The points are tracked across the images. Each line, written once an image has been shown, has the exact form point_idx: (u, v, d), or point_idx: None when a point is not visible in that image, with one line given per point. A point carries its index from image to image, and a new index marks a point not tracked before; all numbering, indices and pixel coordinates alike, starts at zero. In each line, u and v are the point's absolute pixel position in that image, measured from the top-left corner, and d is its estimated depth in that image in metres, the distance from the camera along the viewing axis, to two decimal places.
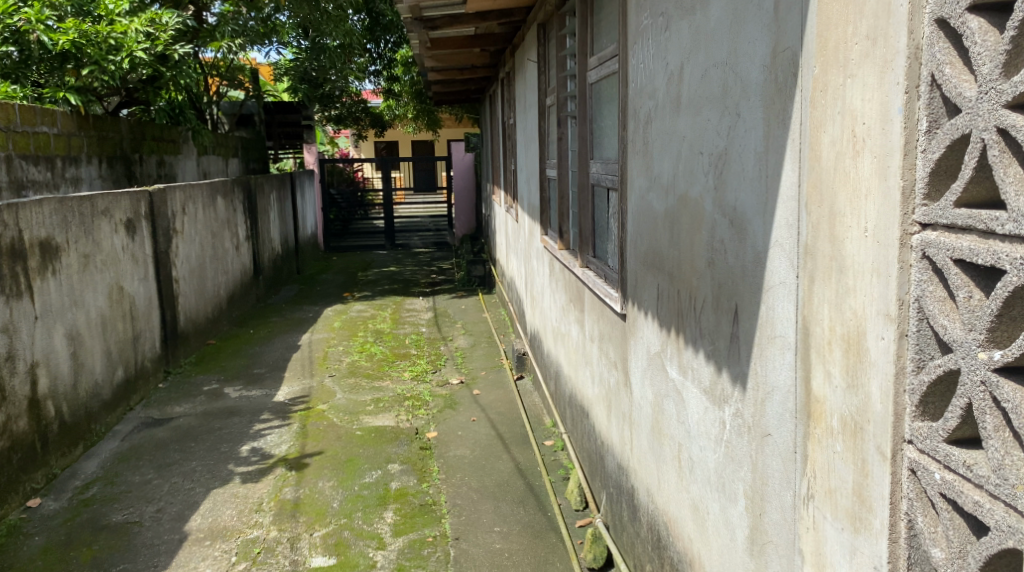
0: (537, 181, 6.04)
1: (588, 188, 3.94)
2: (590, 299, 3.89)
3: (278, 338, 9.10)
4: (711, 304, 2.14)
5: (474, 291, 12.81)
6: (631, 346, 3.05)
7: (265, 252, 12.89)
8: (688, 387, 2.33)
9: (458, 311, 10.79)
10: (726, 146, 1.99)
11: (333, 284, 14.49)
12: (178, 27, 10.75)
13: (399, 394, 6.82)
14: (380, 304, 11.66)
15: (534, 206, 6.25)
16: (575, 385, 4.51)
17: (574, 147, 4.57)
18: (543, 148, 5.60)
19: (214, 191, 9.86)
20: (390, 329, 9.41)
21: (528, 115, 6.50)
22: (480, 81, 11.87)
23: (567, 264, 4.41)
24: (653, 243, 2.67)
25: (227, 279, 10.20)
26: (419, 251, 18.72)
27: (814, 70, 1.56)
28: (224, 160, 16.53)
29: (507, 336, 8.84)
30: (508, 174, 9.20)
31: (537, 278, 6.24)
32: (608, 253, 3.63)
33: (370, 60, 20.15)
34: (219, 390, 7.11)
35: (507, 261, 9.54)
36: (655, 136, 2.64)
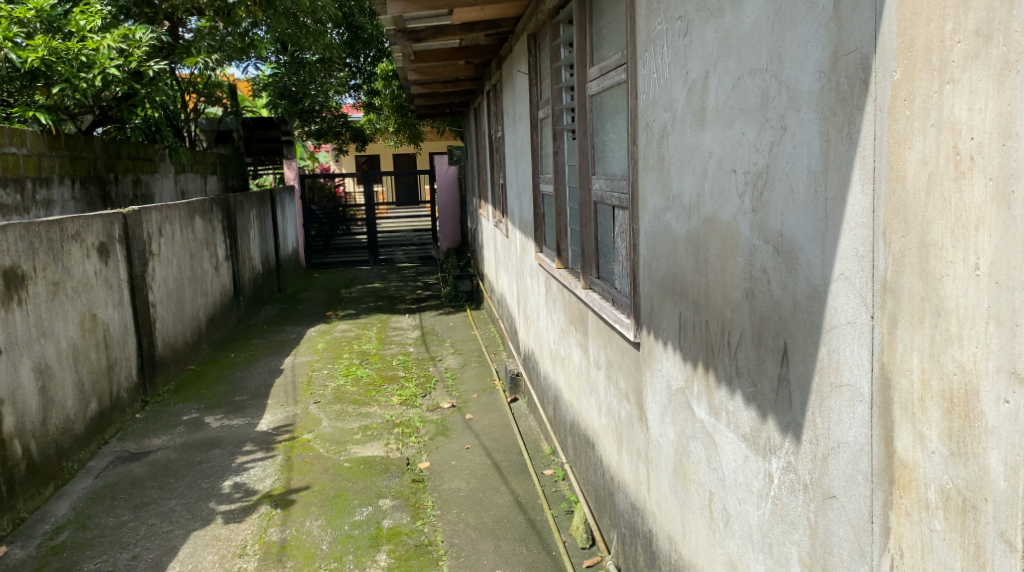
0: (529, 197, 5.80)
1: (589, 206, 3.70)
2: (595, 324, 3.65)
3: (260, 362, 8.79)
4: (749, 341, 1.90)
5: (461, 307, 12.54)
6: (645, 378, 2.81)
7: (245, 272, 12.56)
8: (722, 430, 2.09)
9: (446, 328, 10.52)
10: (767, 163, 1.75)
11: (316, 303, 14.18)
12: (152, 43, 10.46)
13: (388, 420, 6.54)
14: (365, 322, 11.38)
15: (526, 223, 6.02)
16: (577, 413, 4.27)
17: (572, 161, 4.34)
18: (536, 163, 5.37)
19: (191, 211, 9.55)
20: (377, 350, 9.13)
21: (518, 129, 6.27)
22: (464, 94, 11.66)
23: (568, 286, 4.17)
24: (673, 269, 2.43)
25: (206, 302, 9.89)
26: (404, 266, 18.44)
27: (893, 76, 1.33)
28: (202, 177, 16.20)
29: (497, 355, 8.57)
30: (495, 188, 8.97)
31: (532, 297, 5.99)
32: (614, 275, 3.39)
33: (350, 74, 19.90)
34: (199, 419, 6.80)
35: (496, 277, 9.30)
36: (671, 152, 2.40)
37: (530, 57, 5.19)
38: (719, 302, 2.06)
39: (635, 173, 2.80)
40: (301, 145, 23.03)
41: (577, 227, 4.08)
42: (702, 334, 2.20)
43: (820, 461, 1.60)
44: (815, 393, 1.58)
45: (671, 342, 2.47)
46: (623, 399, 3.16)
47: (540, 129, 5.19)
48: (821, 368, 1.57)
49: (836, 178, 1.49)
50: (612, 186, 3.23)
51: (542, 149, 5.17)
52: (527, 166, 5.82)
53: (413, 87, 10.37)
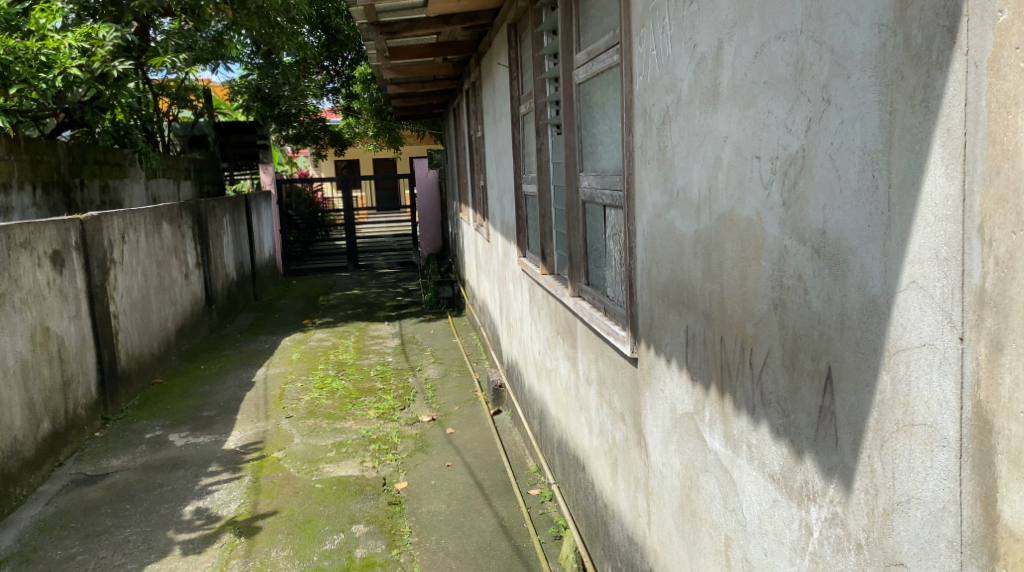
0: (511, 198, 5.48)
1: (577, 206, 3.37)
2: (585, 336, 3.32)
3: (231, 374, 8.39)
4: (778, 363, 1.58)
5: (443, 314, 12.19)
6: (644, 398, 2.48)
7: (218, 280, 12.15)
8: (741, 466, 1.77)
9: (427, 336, 10.17)
10: (805, 146, 1.43)
11: (293, 311, 13.77)
12: (117, 43, 10.08)
13: (364, 436, 6.17)
14: (343, 331, 11.00)
15: (508, 226, 5.68)
16: (565, 431, 3.93)
17: (556, 159, 4.02)
18: (517, 162, 5.04)
19: (158, 217, 9.16)
20: (353, 361, 8.74)
21: (498, 127, 5.94)
22: (443, 94, 11.33)
23: (555, 293, 3.84)
24: (677, 275, 2.10)
25: (175, 311, 9.49)
26: (384, 272, 18.05)
27: (1000, 21, 1.04)
28: (175, 183, 15.76)
29: (480, 364, 8.22)
30: (476, 191, 8.63)
31: (515, 304, 5.66)
32: (606, 282, 3.06)
33: (327, 77, 19.52)
34: (162, 437, 6.41)
35: (478, 283, 8.96)
36: (675, 139, 2.07)
37: (510, 49, 4.87)
38: (737, 315, 1.74)
39: (631, 165, 2.47)
40: (277, 150, 22.58)
41: (564, 230, 3.74)
42: (716, 352, 1.87)
43: (881, 519, 1.29)
44: (874, 433, 1.28)
45: (676, 359, 2.14)
46: (618, 420, 2.83)
47: (523, 125, 4.86)
48: (882, 403, 1.26)
49: (910, 163, 1.19)
50: (604, 182, 2.90)
51: (524, 147, 4.85)
52: (508, 165, 5.49)
53: (390, 87, 10.03)
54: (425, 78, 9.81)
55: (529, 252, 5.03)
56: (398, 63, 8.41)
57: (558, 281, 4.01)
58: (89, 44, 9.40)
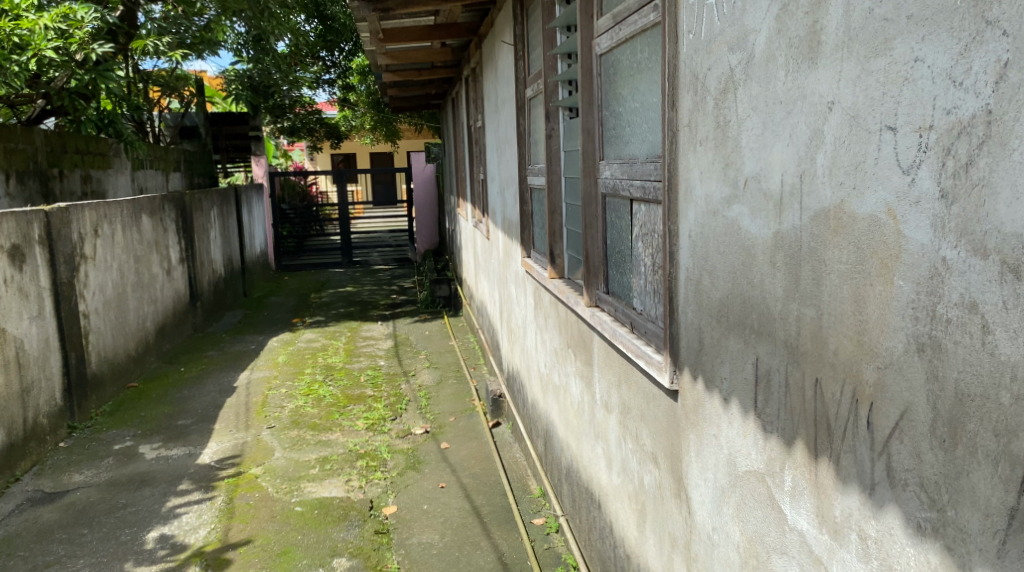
0: (515, 191, 4.97)
1: (596, 200, 2.85)
2: (604, 353, 2.81)
3: (212, 378, 7.88)
4: (925, 427, 1.12)
5: (439, 314, 11.67)
6: (686, 442, 1.98)
7: (204, 276, 11.63)
8: (848, 563, 1.28)
9: (422, 338, 9.67)
10: (991, 111, 1.01)
11: (283, 309, 13.25)
12: (97, 25, 9.55)
13: (351, 451, 5.67)
14: (334, 331, 10.49)
15: (511, 222, 5.18)
16: (576, 459, 3.43)
17: (570, 146, 3.51)
18: (521, 151, 4.54)
19: (137, 209, 8.65)
20: (342, 364, 8.22)
21: (500, 114, 5.44)
22: (441, 84, 10.83)
23: (567, 300, 3.34)
24: (740, 288, 1.62)
25: (155, 309, 8.98)
26: (379, 268, 17.51)
27: None
28: (164, 175, 15.21)
29: (477, 370, 7.71)
30: (475, 185, 8.12)
31: (517, 309, 5.15)
32: (632, 291, 2.56)
33: (323, 67, 18.98)
34: (132, 450, 5.90)
35: (476, 282, 8.46)
36: (740, 112, 1.59)
37: (517, 25, 4.37)
38: (844, 352, 1.27)
39: (671, 146, 1.96)
40: (272, 142, 22.02)
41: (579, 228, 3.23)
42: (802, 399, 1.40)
43: None
44: None
45: (738, 400, 1.65)
46: (648, 460, 2.33)
47: (530, 109, 4.36)
48: None
49: None
50: (633, 170, 2.40)
51: (531, 134, 4.35)
52: (512, 155, 4.99)
53: (385, 75, 9.53)
54: (422, 66, 9.31)
55: (534, 250, 4.53)
56: (394, 48, 7.90)
57: (571, 286, 3.50)
58: (67, 26, 8.87)
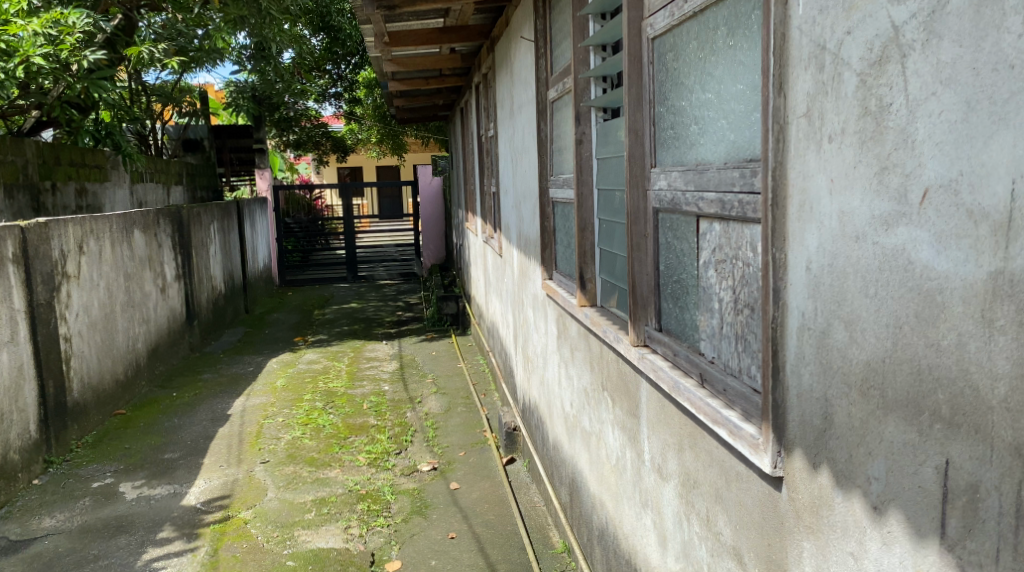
0: (533, 205, 4.44)
1: (646, 215, 2.32)
2: (657, 405, 2.27)
3: (204, 404, 7.35)
4: None
5: (446, 333, 11.13)
6: (798, 549, 1.46)
7: (202, 293, 11.13)
8: None
9: (428, 360, 9.13)
10: None
11: (284, 327, 12.73)
12: (90, 31, 9.09)
13: (351, 491, 5.13)
14: (336, 351, 9.96)
15: (529, 238, 4.64)
16: (614, 524, 2.88)
17: (605, 152, 2.98)
18: (542, 160, 4.01)
19: (128, 224, 8.15)
20: (344, 389, 7.68)
21: (517, 120, 4.92)
22: (450, 93, 10.34)
23: (603, 335, 2.80)
24: (914, 349, 1.15)
25: (147, 330, 8.46)
26: (385, 284, 16.99)
27: None
28: (165, 188, 14.76)
29: (488, 397, 7.16)
30: (485, 199, 7.61)
31: (536, 336, 4.62)
32: (695, 330, 2.04)
33: (328, 80, 18.57)
34: (111, 488, 5.36)
35: (487, 301, 7.93)
36: (921, 103, 1.13)
37: (540, 19, 3.88)
38: None
39: (776, 145, 1.46)
40: (276, 155, 21.60)
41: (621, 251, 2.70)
42: None
43: None
44: None
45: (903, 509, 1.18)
46: (727, 554, 1.80)
47: (553, 111, 3.83)
48: None
49: None
50: (705, 177, 1.87)
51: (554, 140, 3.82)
52: (530, 164, 4.46)
53: (391, 84, 9.05)
54: (430, 73, 8.84)
55: (556, 272, 3.98)
56: (401, 53, 7.42)
57: (606, 317, 2.96)
58: (58, 32, 8.42)
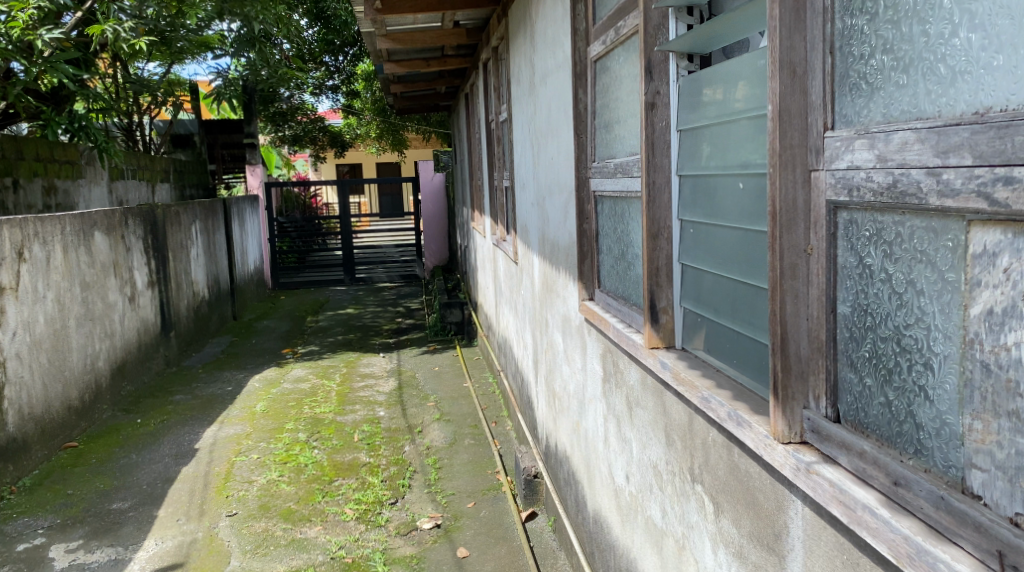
0: (564, 200, 3.43)
1: (811, 214, 1.35)
2: (835, 557, 1.28)
3: (171, 434, 6.33)
4: None
5: (450, 344, 10.09)
6: None
7: (182, 301, 10.13)
8: None
9: (430, 376, 8.15)
10: None
11: (274, 336, 11.73)
12: (47, 8, 8.08)
13: (332, 560, 4.11)
14: (328, 366, 8.96)
15: (559, 244, 3.63)
16: None
17: (698, 120, 1.97)
18: (581, 141, 3.00)
19: (87, 225, 7.15)
20: (333, 416, 6.66)
21: (541, 95, 3.91)
22: (453, 78, 9.35)
23: (699, 400, 1.80)
24: None
25: (111, 345, 7.47)
26: (384, 287, 16.00)
27: None
28: (149, 186, 13.74)
29: (499, 427, 6.17)
30: (495, 195, 6.60)
31: (565, 370, 3.62)
32: (943, 433, 1.12)
33: (325, 72, 17.08)
34: (39, 553, 4.35)
35: (497, 313, 6.92)
36: None
37: None
38: None
39: None
40: (271, 151, 20.58)
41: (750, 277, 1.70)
42: None
43: None
44: None
45: None
46: None
47: (598, 73, 2.83)
48: None
49: None
50: (1020, 138, 0.97)
51: (600, 113, 2.81)
52: (562, 147, 3.45)
53: (387, 66, 8.04)
54: (430, 53, 7.86)
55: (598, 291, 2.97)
56: (396, 27, 6.44)
57: (699, 368, 1.94)
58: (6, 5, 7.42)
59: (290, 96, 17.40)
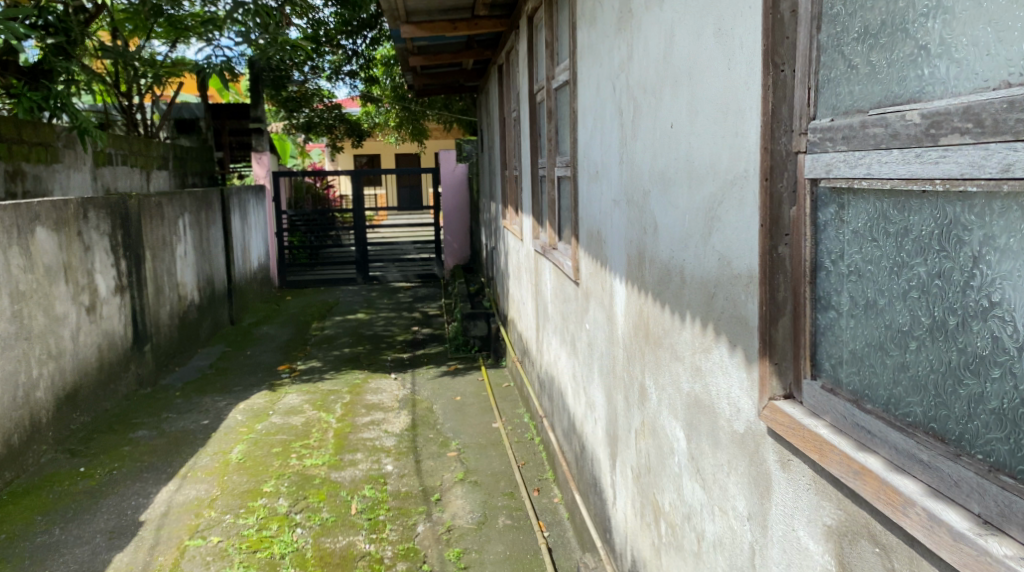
0: (707, 198, 1.94)
1: None
2: None
3: (115, 496, 4.85)
4: None
5: (474, 363, 8.55)
6: None
7: (162, 309, 8.67)
8: None
9: (451, 408, 6.68)
10: None
11: (272, 346, 10.28)
12: None
13: None
14: (329, 390, 7.48)
15: (684, 275, 2.15)
16: None
17: None
18: (777, 75, 1.51)
19: (24, 219, 5.68)
20: (326, 473, 5.16)
21: (649, 27, 2.41)
22: (484, 48, 7.87)
23: None
24: None
25: (57, 368, 5.98)
26: (400, 287, 14.53)
27: None
28: (144, 174, 12.15)
29: (542, 496, 4.68)
30: (539, 186, 5.13)
31: (695, 495, 2.14)
32: None
33: (342, 56, 15.27)
34: None
35: (538, 338, 5.45)
36: None
37: None
38: None
39: None
40: (283, 139, 19.12)
41: None
42: None
43: None
44: None
45: None
46: None
47: None
48: None
49: None
50: None
51: (852, 9, 1.32)
52: (704, 102, 1.96)
53: (404, 30, 6.55)
54: (457, 11, 6.36)
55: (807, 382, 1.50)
56: None
57: None
58: None
59: (303, 80, 15.71)
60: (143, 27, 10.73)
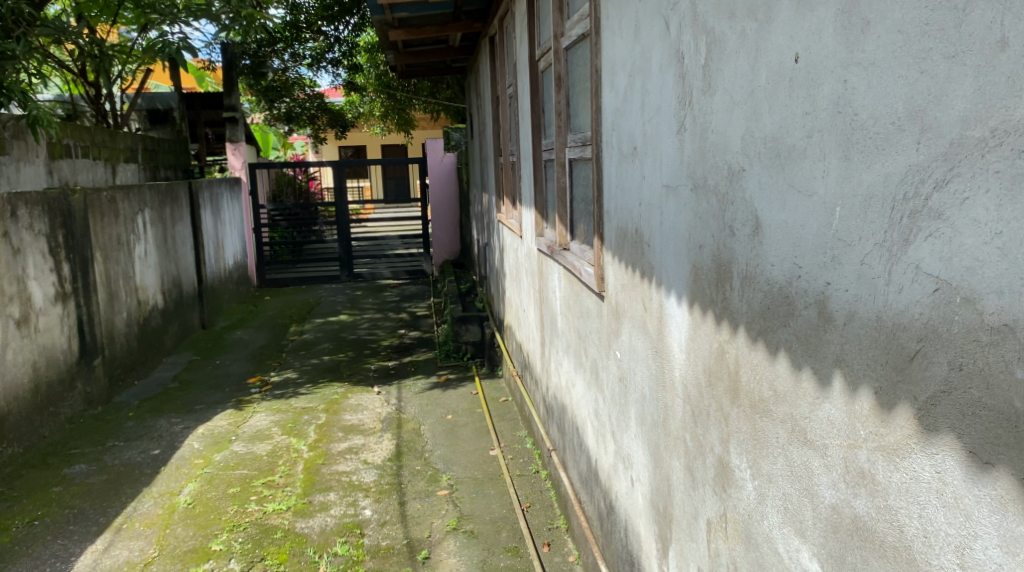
0: (899, 177, 1.09)
1: None
2: None
3: (26, 558, 3.93)
4: None
5: (467, 373, 7.67)
6: None
7: (117, 317, 7.70)
8: None
9: (442, 430, 5.80)
10: None
11: (245, 354, 9.35)
12: None
13: None
14: (302, 408, 6.57)
15: (827, 311, 1.29)
16: None
17: None
18: None
19: None
20: (290, 523, 4.24)
21: None
22: (474, 20, 6.99)
23: None
24: None
25: None
26: (387, 285, 13.61)
27: None
28: (109, 167, 10.95)
29: (553, 553, 3.80)
30: (543, 173, 4.22)
31: None
32: None
33: (323, 43, 14.33)
34: None
35: (543, 354, 4.58)
36: None
37: None
38: None
39: None
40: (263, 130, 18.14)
41: None
42: None
43: None
44: None
45: None
46: None
47: None
48: None
49: None
50: None
51: None
52: (892, 1, 1.09)
53: None
54: None
55: None
56: None
57: None
58: None
59: (282, 67, 14.66)
60: (111, 10, 9.66)
